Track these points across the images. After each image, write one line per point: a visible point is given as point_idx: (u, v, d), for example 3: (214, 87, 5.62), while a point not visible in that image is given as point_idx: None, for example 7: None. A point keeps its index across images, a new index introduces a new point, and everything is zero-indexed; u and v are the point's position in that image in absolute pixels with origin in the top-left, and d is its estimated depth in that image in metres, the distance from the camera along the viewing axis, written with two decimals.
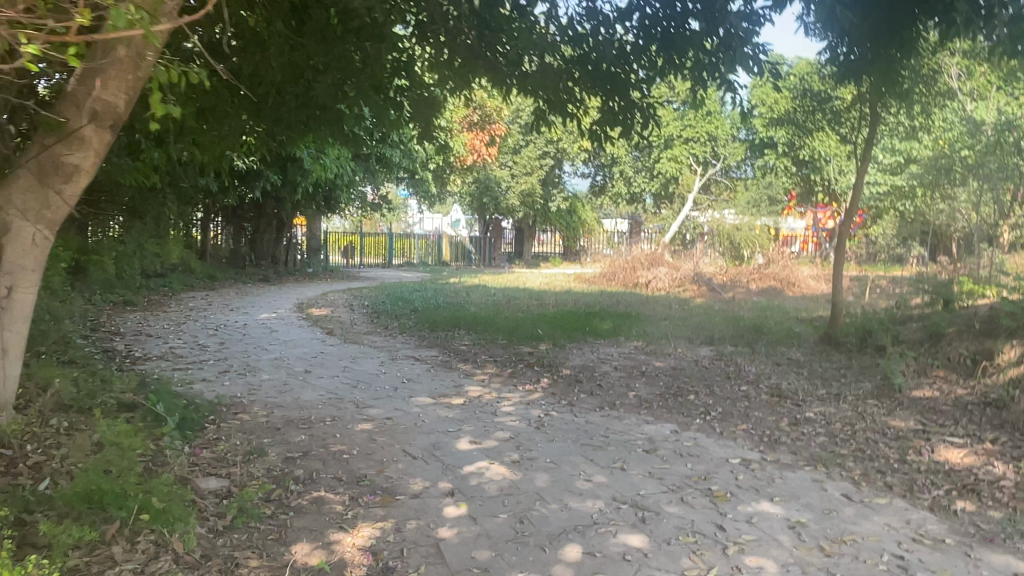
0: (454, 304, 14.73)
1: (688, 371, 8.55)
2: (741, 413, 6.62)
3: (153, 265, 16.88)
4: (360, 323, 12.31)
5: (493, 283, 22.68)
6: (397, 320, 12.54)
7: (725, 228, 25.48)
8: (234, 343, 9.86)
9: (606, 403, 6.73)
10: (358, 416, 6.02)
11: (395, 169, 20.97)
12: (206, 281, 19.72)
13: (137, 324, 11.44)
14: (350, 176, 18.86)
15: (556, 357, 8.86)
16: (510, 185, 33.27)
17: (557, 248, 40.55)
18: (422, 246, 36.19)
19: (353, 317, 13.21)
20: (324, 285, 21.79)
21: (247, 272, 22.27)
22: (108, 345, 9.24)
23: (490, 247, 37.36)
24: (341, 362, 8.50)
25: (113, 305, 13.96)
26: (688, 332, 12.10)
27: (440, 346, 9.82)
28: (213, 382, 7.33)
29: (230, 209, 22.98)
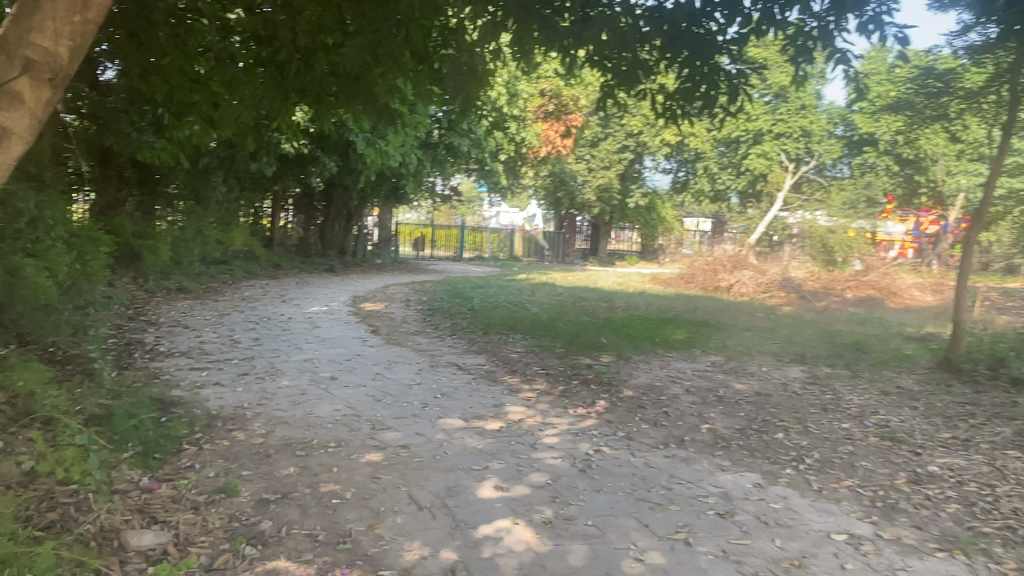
0: (515, 304, 13.67)
1: (776, 399, 7.21)
2: (844, 462, 5.30)
3: (214, 252, 16.58)
4: (411, 322, 11.42)
5: (562, 281, 21.54)
6: (450, 320, 11.58)
7: (817, 230, 23.43)
8: (268, 340, 9.10)
9: (673, 440, 5.52)
10: (369, 442, 5.04)
11: (464, 158, 20.08)
12: (270, 269, 19.38)
13: (180, 315, 10.91)
14: (415, 164, 18.08)
15: (618, 374, 7.68)
16: (587, 180, 31.99)
17: (635, 246, 38.96)
18: (494, 239, 35.37)
19: (406, 315, 12.33)
20: (388, 277, 21.11)
21: (313, 261, 21.91)
22: (135, 338, 8.66)
23: (564, 244, 36.61)
24: (374, 369, 7.56)
25: (167, 292, 13.62)
26: (775, 347, 10.65)
27: (489, 353, 8.79)
28: (225, 387, 6.52)
29: (302, 197, 22.68)
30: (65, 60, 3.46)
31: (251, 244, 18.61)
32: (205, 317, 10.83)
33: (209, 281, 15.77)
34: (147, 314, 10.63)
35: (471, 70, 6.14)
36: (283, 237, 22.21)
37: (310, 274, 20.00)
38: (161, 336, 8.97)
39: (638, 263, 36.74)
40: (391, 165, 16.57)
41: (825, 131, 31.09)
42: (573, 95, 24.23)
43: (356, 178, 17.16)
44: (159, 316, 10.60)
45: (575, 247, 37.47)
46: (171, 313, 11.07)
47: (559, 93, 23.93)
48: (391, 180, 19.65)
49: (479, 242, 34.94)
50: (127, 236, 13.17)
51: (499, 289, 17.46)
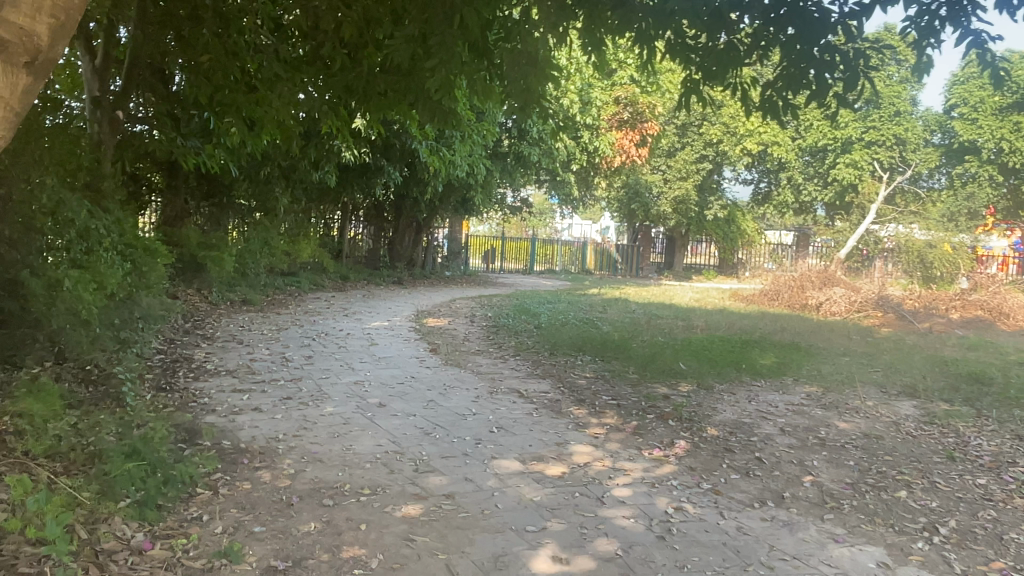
0: (586, 322, 12.87)
1: (888, 442, 6.17)
2: (990, 534, 4.28)
3: (281, 264, 16.44)
4: (475, 340, 10.76)
5: (635, 296, 20.58)
6: (515, 338, 10.86)
7: (915, 244, 21.66)
8: (321, 358, 8.59)
9: (770, 497, 4.62)
10: (410, 489, 4.35)
11: (534, 168, 19.46)
12: (337, 282, 19.15)
13: (239, 329, 10.61)
14: (484, 174, 17.56)
15: (700, 409, 6.77)
16: (663, 192, 30.81)
17: (712, 260, 37.43)
18: (565, 252, 34.55)
19: (469, 331, 11.70)
20: (455, 290, 20.61)
21: (381, 273, 21.66)
22: (185, 355, 8.29)
23: (638, 258, 35.49)
24: (428, 395, 6.90)
25: (230, 305, 13.43)
26: (878, 377, 9.46)
27: (554, 379, 8.03)
28: (263, 414, 5.96)
29: (372, 208, 22.32)
30: (43, 42, 2.90)
31: (318, 256, 18.41)
32: (263, 331, 10.49)
33: (275, 293, 15.61)
34: (205, 328, 10.38)
35: (531, 60, 5.48)
36: (353, 249, 21.94)
37: (377, 286, 19.73)
38: (213, 352, 8.62)
39: (716, 277, 35.21)
40: (459, 175, 16.08)
41: (921, 139, 29.12)
42: (649, 102, 23.29)
43: (424, 188, 16.77)
44: (217, 330, 10.31)
45: (648, 261, 36.27)
46: (231, 326, 10.80)
47: (634, 101, 23.04)
48: (460, 192, 19.19)
49: (550, 255, 34.18)
50: (192, 247, 13.10)
51: (569, 304, 16.71)
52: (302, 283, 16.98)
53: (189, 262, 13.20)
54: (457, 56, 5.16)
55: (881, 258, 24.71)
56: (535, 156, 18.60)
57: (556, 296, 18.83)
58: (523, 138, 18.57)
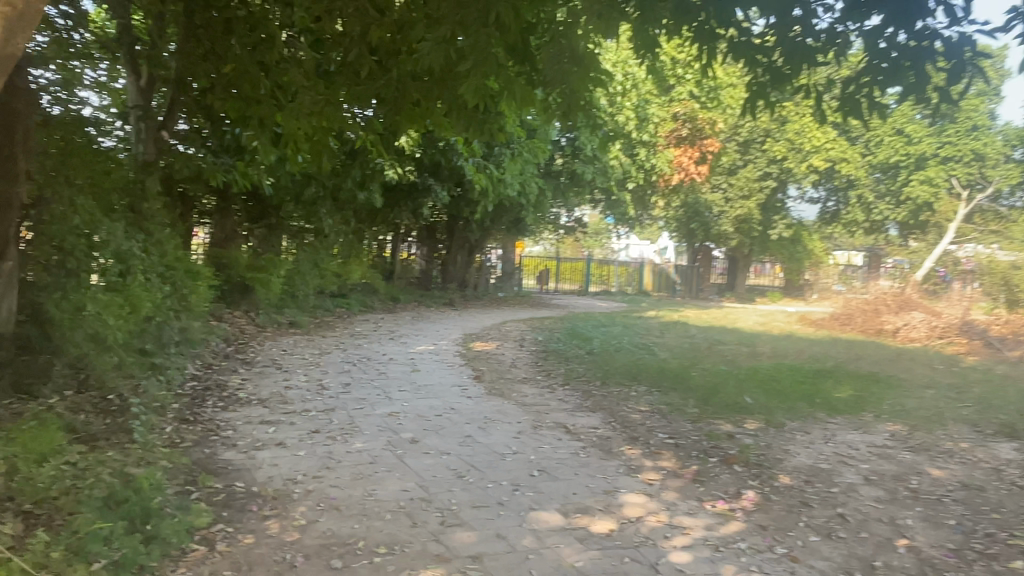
0: (642, 348, 12.16)
1: (994, 495, 5.32)
2: None
3: (331, 286, 16.26)
4: (524, 366, 10.21)
5: (696, 320, 19.68)
6: (566, 365, 10.26)
7: (1000, 265, 20.14)
8: (358, 386, 8.14)
9: (858, 568, 3.90)
10: (432, 548, 3.79)
11: (589, 186, 18.90)
12: (388, 303, 18.89)
13: (281, 352, 10.30)
14: (537, 193, 17.09)
15: (769, 452, 6.03)
16: (724, 211, 29.74)
17: (777, 281, 36.00)
18: (621, 273, 33.82)
19: (517, 356, 11.16)
20: (508, 313, 20.09)
21: (434, 294, 21.35)
22: (219, 381, 7.98)
23: (699, 279, 34.50)
24: (467, 430, 6.35)
25: (277, 327, 13.23)
26: (971, 414, 8.47)
27: (607, 412, 7.39)
28: (287, 450, 5.50)
29: (426, 228, 22.04)
30: None
31: (369, 277, 18.20)
32: (305, 355, 10.16)
33: (324, 315, 15.40)
34: (247, 351, 10.13)
35: (575, 58, 4.96)
36: (406, 270, 21.68)
37: (429, 308, 19.41)
38: (251, 377, 8.29)
39: (781, 299, 33.81)
40: (510, 194, 15.65)
41: None
42: (709, 118, 22.49)
43: (475, 208, 16.41)
44: (260, 354, 10.04)
45: (709, 282, 35.15)
46: (273, 350, 10.51)
47: (694, 117, 22.28)
48: (512, 211, 18.75)
49: (606, 276, 33.43)
50: (240, 268, 13.00)
51: (624, 327, 16.01)
52: (352, 305, 16.75)
53: (237, 283, 13.08)
54: (495, 56, 4.69)
55: (957, 278, 23.21)
56: (590, 175, 18.06)
57: (611, 319, 18.18)
58: (577, 157, 18.06)
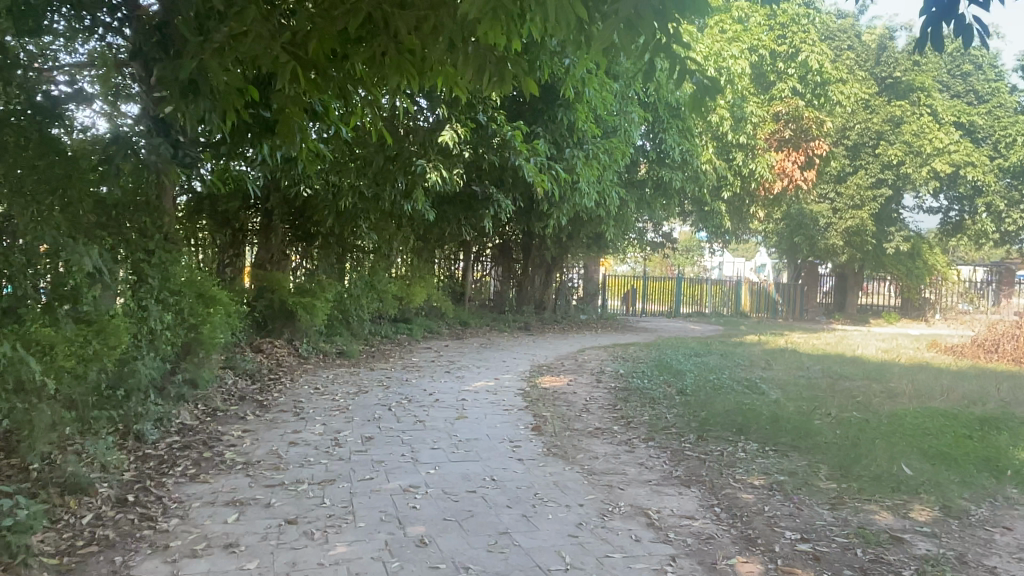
0: (748, 387, 9.94)
1: None
2: None
3: (391, 311, 14.84)
4: (597, 410, 8.27)
5: (805, 346, 17.17)
6: (650, 409, 8.24)
7: None
8: (381, 441, 6.44)
9: None
10: None
11: (678, 195, 16.85)
12: (456, 328, 17.29)
13: (310, 392, 8.78)
14: (618, 204, 15.18)
15: (971, 575, 3.86)
16: (830, 223, 26.75)
17: (892, 301, 32.48)
18: (716, 292, 31.19)
19: (591, 396, 9.19)
20: (589, 338, 18.11)
21: (508, 318, 19.67)
22: (214, 435, 6.45)
23: (802, 298, 31.53)
24: (502, 520, 4.50)
25: (323, 358, 11.81)
26: None
27: (708, 487, 5.39)
28: (235, 559, 3.79)
29: (500, 246, 20.37)
30: None
31: (436, 300, 16.71)
32: (337, 395, 8.58)
33: (381, 342, 13.94)
34: (272, 391, 8.66)
35: None
36: (478, 291, 20.06)
37: (501, 333, 17.74)
38: (254, 428, 6.75)
39: (898, 320, 30.25)
40: (588, 204, 13.82)
41: None
42: (816, 117, 19.98)
43: (547, 222, 14.67)
44: (285, 394, 8.55)
45: (814, 302, 32.04)
46: (305, 389, 9.01)
47: (797, 117, 19.80)
48: (591, 226, 16.90)
49: (699, 296, 30.96)
50: (284, 292, 11.69)
51: (722, 356, 13.75)
52: (414, 330, 15.25)
53: (279, 310, 11.79)
54: None
55: None
56: (679, 184, 15.98)
57: (705, 346, 15.92)
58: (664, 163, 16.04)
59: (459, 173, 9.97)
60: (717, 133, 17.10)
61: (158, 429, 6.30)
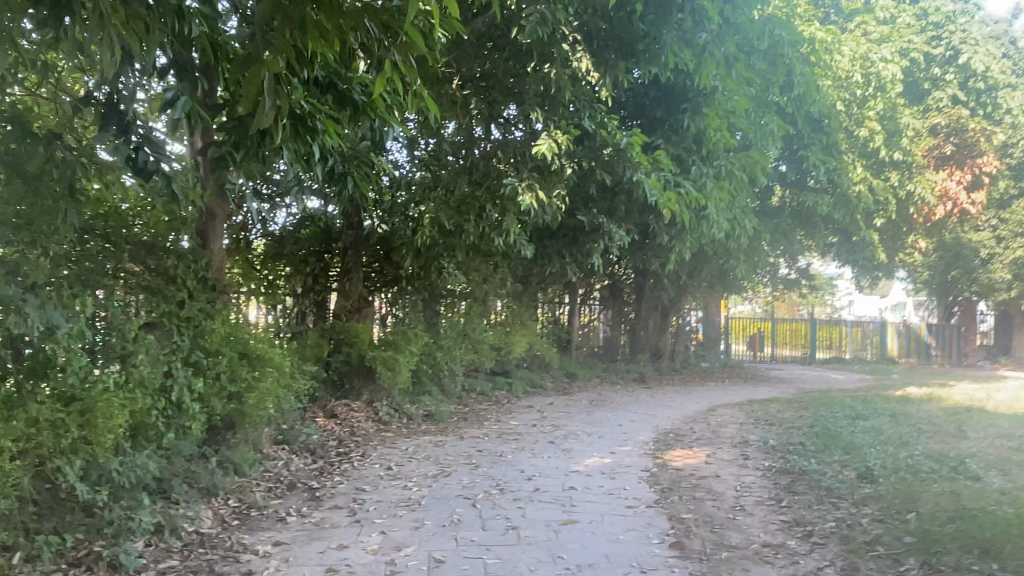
0: (955, 470, 7.38)
1: None
2: None
3: (489, 362, 13.11)
4: (756, 509, 6.03)
5: (992, 399, 14.05)
6: (832, 511, 5.92)
7: None
8: (452, 567, 4.53)
9: None
10: None
11: (821, 222, 14.41)
12: (562, 381, 15.28)
13: (378, 475, 7.02)
14: (749, 235, 12.97)
15: None
16: (995, 254, 22.78)
17: None
18: (857, 336, 27.79)
19: (743, 483, 6.95)
20: (718, 393, 15.64)
21: (621, 368, 17.50)
22: (235, 549, 4.76)
23: (960, 340, 27.84)
24: None
25: (409, 421, 10.15)
26: None
27: None
28: None
29: (609, 287, 18.27)
30: None
31: (540, 349, 14.88)
32: (411, 480, 6.76)
33: (477, 401, 12.12)
34: (332, 474, 6.95)
35: None
36: (586, 338, 17.98)
37: (614, 387, 15.62)
38: (290, 539, 4.99)
39: None
40: (718, 236, 11.73)
41: None
42: (983, 128, 17.04)
43: (667, 257, 12.62)
44: (348, 479, 6.81)
45: (975, 344, 28.09)
46: (375, 470, 7.25)
47: (960, 129, 16.98)
48: (715, 262, 14.63)
49: (836, 339, 27.51)
50: (363, 345, 10.16)
51: (892, 420, 11.06)
52: (514, 386, 13.36)
53: (357, 365, 10.24)
54: None
55: None
56: (823, 210, 13.52)
57: (864, 404, 13.13)
58: (803, 188, 13.70)
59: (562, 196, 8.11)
60: (866, 150, 14.54)
61: (151, 548, 4.60)
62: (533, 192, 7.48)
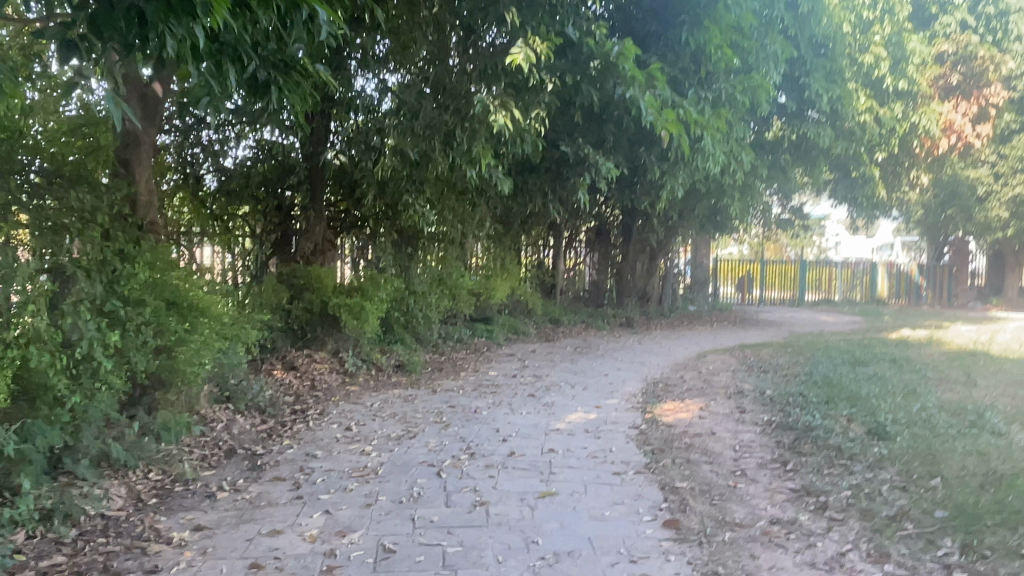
0: (975, 425, 6.67)
1: None
2: None
3: (467, 308, 12.30)
4: (758, 474, 5.28)
5: (992, 342, 13.47)
6: (846, 476, 5.19)
7: None
8: (402, 559, 3.75)
9: None
10: None
11: (820, 156, 13.49)
12: (546, 327, 14.52)
13: (332, 437, 6.22)
14: (745, 170, 12.08)
15: None
16: (992, 191, 21.94)
17: None
18: (847, 277, 27.16)
19: (742, 442, 6.21)
20: (707, 339, 14.98)
21: (608, 312, 16.76)
22: (142, 539, 3.96)
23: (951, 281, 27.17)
24: None
25: (377, 373, 9.35)
26: None
27: None
28: None
29: (596, 228, 17.47)
30: None
31: (522, 294, 14.06)
32: (369, 443, 5.97)
33: (454, 350, 11.33)
34: (280, 438, 6.15)
35: None
36: (571, 282, 17.18)
37: (600, 332, 14.90)
38: (213, 523, 4.20)
39: None
40: (713, 170, 10.82)
41: None
42: (993, 55, 16.09)
43: (658, 195, 11.71)
44: (298, 443, 6.01)
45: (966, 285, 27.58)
46: (331, 431, 6.45)
47: (968, 56, 16.14)
48: (707, 198, 13.73)
49: (826, 282, 26.96)
50: (326, 291, 9.29)
51: (894, 367, 10.39)
52: (495, 333, 12.58)
53: (319, 313, 9.37)
54: None
55: None
56: (824, 143, 12.59)
57: (862, 349, 12.49)
58: (803, 120, 12.74)
59: (540, 118, 7.22)
60: (870, 79, 13.51)
61: (34, 541, 3.79)
62: (507, 110, 6.56)
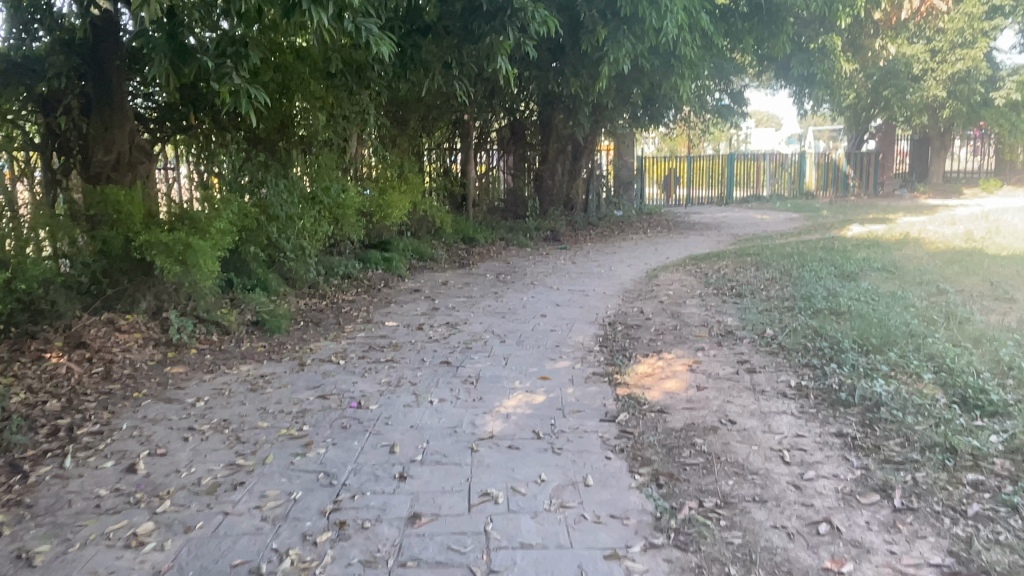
0: None
1: None
2: None
3: (357, 233, 9.40)
4: (858, 529, 2.97)
5: (970, 233, 11.75)
6: (1012, 520, 2.95)
7: None
8: None
9: None
10: None
11: (781, 19, 10.99)
12: (458, 250, 11.84)
13: (93, 498, 3.50)
14: (697, 38, 9.45)
15: None
16: (928, 69, 20.09)
17: (978, 163, 27.76)
18: (775, 167, 25.32)
19: (787, 441, 3.87)
20: (652, 251, 12.67)
21: (530, 225, 14.20)
22: None
23: (878, 168, 26.37)
24: None
25: (221, 340, 6.53)
26: None
27: None
28: None
29: (511, 126, 14.68)
30: None
31: (425, 207, 11.28)
32: (152, 513, 3.29)
33: (340, 292, 8.53)
34: None
35: None
36: (485, 191, 14.42)
37: (525, 252, 12.36)
38: None
39: (1001, 188, 24.65)
40: (665, 35, 8.07)
41: None
42: None
43: (598, 74, 9.05)
44: (18, 524, 3.29)
45: (892, 173, 26.72)
46: (98, 479, 3.72)
47: None
48: (649, 77, 11.14)
49: (754, 176, 25.10)
50: (133, 223, 6.26)
51: (894, 278, 8.34)
52: (394, 263, 9.81)
53: (125, 260, 6.37)
54: None
55: None
56: None
57: (837, 255, 10.47)
58: None
59: None
60: None
61: None
62: None
